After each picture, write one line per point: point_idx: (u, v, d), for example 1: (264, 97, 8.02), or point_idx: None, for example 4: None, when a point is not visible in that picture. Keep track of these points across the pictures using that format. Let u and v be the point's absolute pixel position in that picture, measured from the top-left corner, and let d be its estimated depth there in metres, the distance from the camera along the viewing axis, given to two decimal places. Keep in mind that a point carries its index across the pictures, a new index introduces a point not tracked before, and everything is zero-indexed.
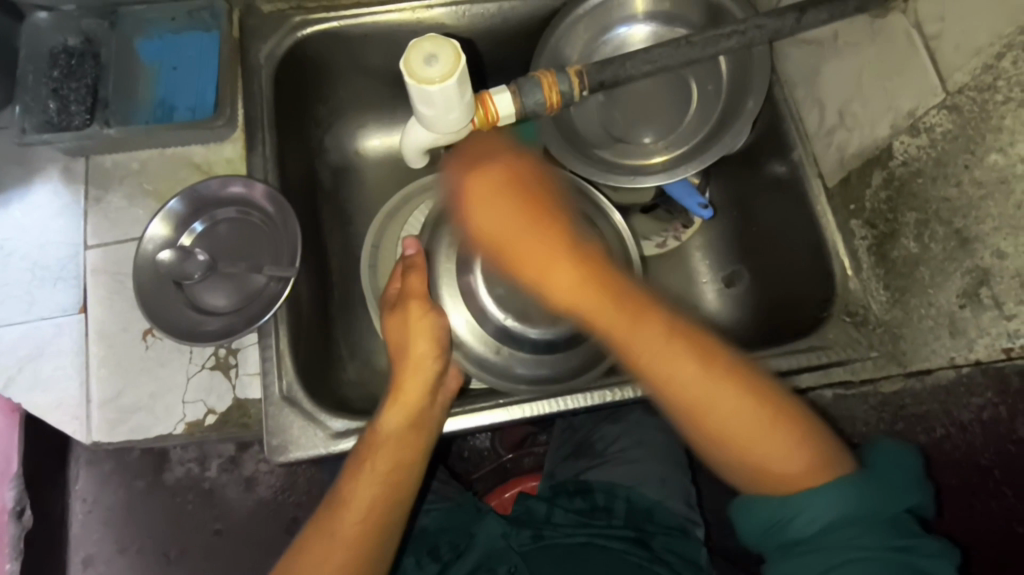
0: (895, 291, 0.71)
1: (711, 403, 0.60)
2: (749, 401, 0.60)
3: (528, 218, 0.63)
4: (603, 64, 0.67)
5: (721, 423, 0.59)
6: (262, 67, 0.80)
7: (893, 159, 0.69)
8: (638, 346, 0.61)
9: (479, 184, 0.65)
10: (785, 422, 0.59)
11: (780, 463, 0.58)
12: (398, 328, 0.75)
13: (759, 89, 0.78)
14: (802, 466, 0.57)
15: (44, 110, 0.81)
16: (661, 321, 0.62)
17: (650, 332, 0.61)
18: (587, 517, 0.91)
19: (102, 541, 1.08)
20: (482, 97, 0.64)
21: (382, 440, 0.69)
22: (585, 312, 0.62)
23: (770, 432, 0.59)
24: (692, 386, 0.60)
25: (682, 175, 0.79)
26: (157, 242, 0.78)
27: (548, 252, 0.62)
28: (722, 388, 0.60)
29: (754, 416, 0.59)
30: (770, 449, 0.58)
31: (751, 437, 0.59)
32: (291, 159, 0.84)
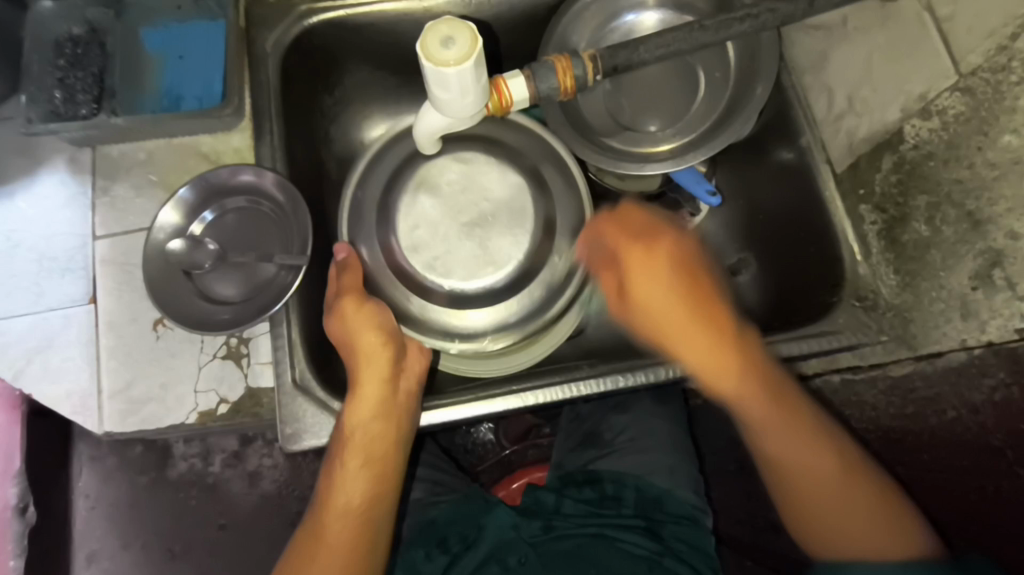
0: (905, 276, 0.72)
1: (798, 476, 0.64)
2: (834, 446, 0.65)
3: (670, 254, 0.65)
4: (616, 49, 0.66)
5: (831, 487, 0.64)
6: (269, 56, 0.80)
7: (903, 143, 0.69)
8: (769, 423, 0.64)
9: (653, 289, 0.64)
10: (866, 489, 0.64)
11: (864, 538, 0.64)
12: (338, 326, 0.72)
13: (768, 75, 0.78)
14: (881, 540, 0.63)
15: (50, 99, 0.80)
16: (805, 428, 0.64)
17: (813, 441, 0.64)
18: (597, 506, 0.92)
19: (107, 537, 1.08)
20: (495, 82, 0.63)
21: (350, 437, 0.69)
22: (729, 398, 0.64)
23: (863, 518, 0.64)
24: (804, 453, 0.64)
25: (692, 162, 0.78)
26: (167, 230, 0.77)
27: (664, 298, 0.64)
28: (814, 452, 0.64)
29: (859, 503, 0.64)
30: (858, 512, 0.64)
31: (827, 508, 0.64)
32: (298, 149, 0.84)
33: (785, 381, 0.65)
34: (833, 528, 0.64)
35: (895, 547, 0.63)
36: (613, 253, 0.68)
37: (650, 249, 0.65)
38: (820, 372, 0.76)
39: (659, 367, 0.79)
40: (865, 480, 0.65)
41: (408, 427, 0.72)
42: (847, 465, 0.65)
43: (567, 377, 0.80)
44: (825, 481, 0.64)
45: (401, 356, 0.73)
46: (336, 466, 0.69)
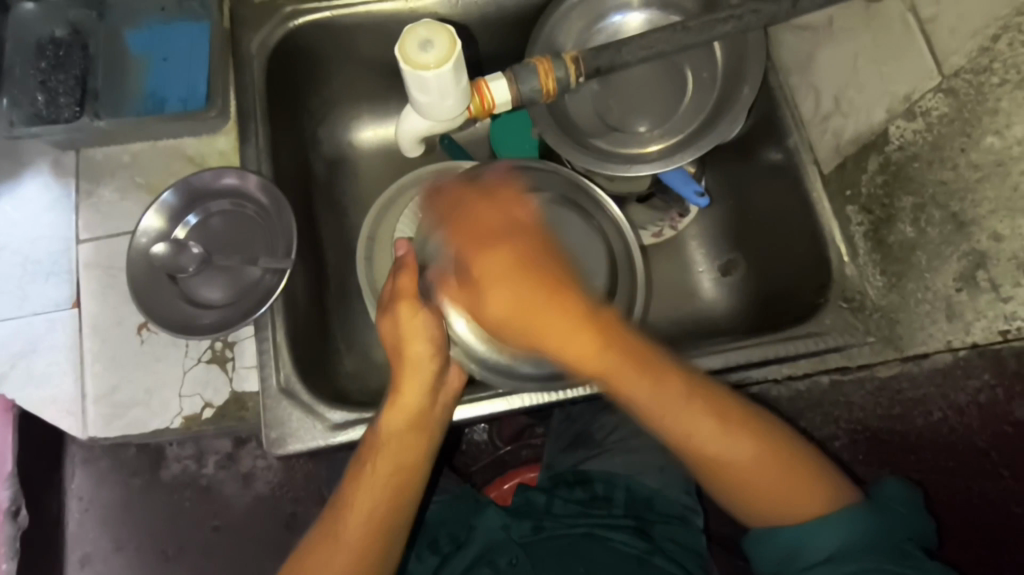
0: (891, 277, 0.72)
1: (713, 447, 0.61)
2: (731, 418, 0.61)
3: (501, 255, 0.59)
4: (599, 50, 0.66)
5: (718, 450, 0.61)
6: (254, 58, 0.80)
7: (889, 144, 0.69)
8: (661, 406, 0.60)
9: (489, 262, 0.60)
10: (788, 455, 0.62)
11: (782, 500, 0.61)
12: (391, 330, 0.70)
13: (755, 75, 0.78)
14: (788, 474, 0.61)
15: (32, 102, 0.79)
16: (692, 388, 0.61)
17: (671, 387, 0.60)
18: (587, 506, 0.92)
19: (99, 539, 1.08)
20: (478, 84, 0.63)
21: (382, 444, 0.68)
22: (552, 342, 0.59)
23: (777, 470, 0.61)
24: (682, 415, 0.60)
25: (680, 163, 0.78)
26: (151, 234, 0.77)
27: (513, 283, 0.58)
28: (726, 437, 0.61)
29: (779, 475, 0.60)
30: (765, 480, 0.61)
31: (740, 468, 0.61)
32: (284, 151, 0.84)
33: (641, 349, 0.60)
34: (760, 494, 0.61)
35: (817, 503, 0.60)
36: (461, 211, 0.65)
37: (476, 226, 0.62)
38: (807, 373, 0.77)
39: None
40: (768, 433, 0.62)
41: (438, 442, 0.72)
42: (756, 433, 0.62)
43: None
44: (716, 447, 0.61)
45: (444, 371, 0.72)
46: (361, 471, 0.68)
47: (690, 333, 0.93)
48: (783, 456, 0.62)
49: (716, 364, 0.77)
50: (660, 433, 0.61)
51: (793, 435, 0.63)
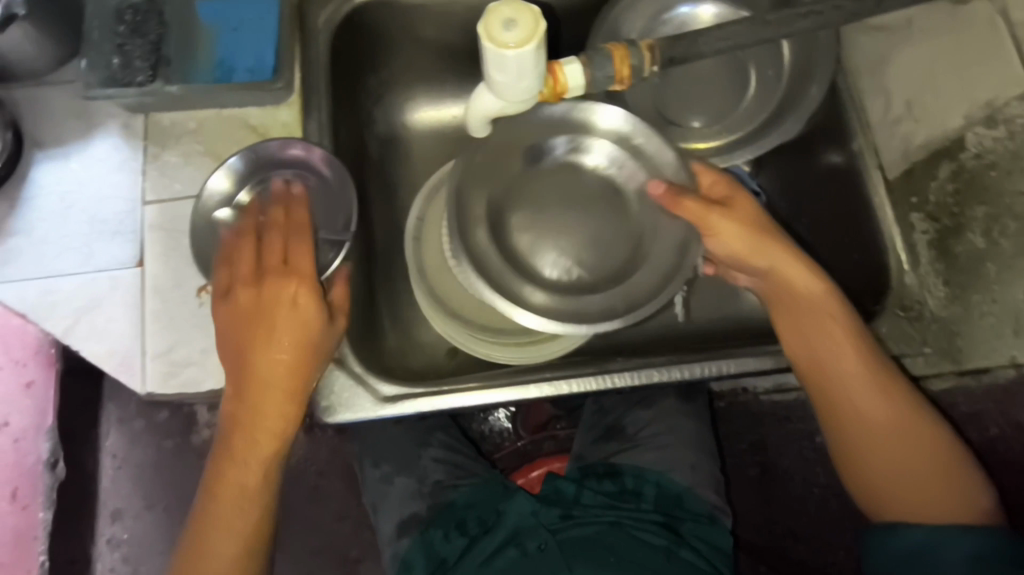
0: (955, 288, 0.71)
1: (862, 427, 0.69)
2: (907, 430, 0.69)
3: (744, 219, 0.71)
4: (675, 40, 0.62)
5: (883, 460, 0.69)
6: (321, 33, 0.82)
7: (965, 151, 0.70)
8: (843, 382, 0.70)
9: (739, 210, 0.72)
10: (948, 470, 0.68)
11: (924, 498, 0.68)
12: (270, 299, 0.68)
13: (824, 75, 0.78)
14: (945, 501, 0.68)
15: (108, 64, 0.78)
16: (864, 368, 0.69)
17: (871, 384, 0.69)
18: (617, 499, 0.93)
19: (130, 497, 1.15)
20: (551, 66, 0.60)
21: (235, 430, 0.68)
22: (792, 297, 0.72)
23: (943, 494, 0.68)
24: (857, 415, 0.69)
25: (741, 159, 0.80)
26: (217, 196, 0.77)
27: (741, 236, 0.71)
28: (902, 444, 0.69)
29: (920, 479, 0.68)
30: (918, 478, 0.68)
31: (886, 455, 0.69)
32: (343, 125, 0.86)
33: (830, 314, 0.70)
34: (890, 489, 0.69)
35: (945, 509, 0.67)
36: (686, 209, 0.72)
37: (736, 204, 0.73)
38: None
39: (693, 365, 0.80)
40: (920, 423, 0.69)
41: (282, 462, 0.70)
42: (934, 456, 0.69)
43: (600, 368, 0.81)
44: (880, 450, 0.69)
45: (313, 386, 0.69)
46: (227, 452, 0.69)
47: (728, 333, 0.93)
48: (926, 453, 0.69)
49: (765, 364, 0.79)
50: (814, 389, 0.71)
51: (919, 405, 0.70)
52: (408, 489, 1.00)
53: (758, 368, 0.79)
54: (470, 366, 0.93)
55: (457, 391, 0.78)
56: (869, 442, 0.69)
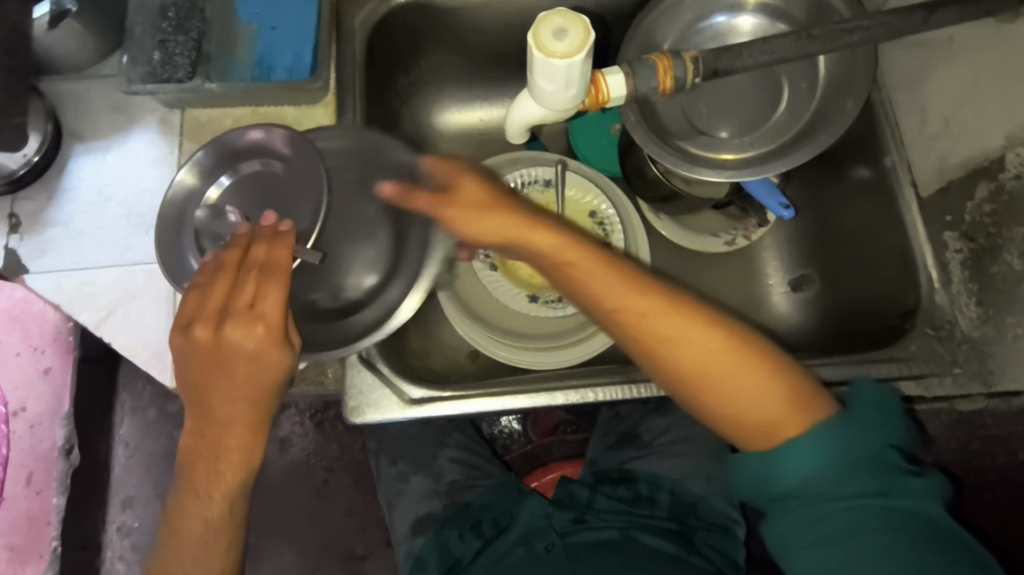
0: (988, 308, 0.71)
1: (686, 349, 0.63)
2: (681, 333, 0.63)
3: (500, 217, 0.65)
4: (720, 52, 0.62)
5: (733, 389, 0.62)
6: (358, 33, 0.83)
7: (1004, 171, 0.69)
8: (651, 314, 0.64)
9: (497, 221, 0.64)
10: (757, 370, 0.62)
11: (780, 414, 0.61)
12: (184, 353, 0.63)
13: (861, 90, 0.77)
14: (779, 408, 0.61)
15: (148, 60, 0.78)
16: (624, 285, 0.65)
17: (641, 296, 0.65)
18: (630, 505, 0.93)
19: (141, 486, 1.22)
20: (595, 76, 0.61)
21: (201, 450, 0.66)
22: (577, 266, 0.66)
23: (768, 401, 0.61)
24: (680, 337, 0.63)
25: (773, 172, 0.78)
26: (181, 190, 0.72)
27: (497, 225, 0.65)
28: (704, 355, 0.62)
29: (771, 402, 0.61)
30: (768, 393, 0.61)
31: (710, 375, 0.62)
32: (375, 126, 0.87)
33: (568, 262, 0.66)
34: (771, 421, 0.61)
35: (798, 420, 0.60)
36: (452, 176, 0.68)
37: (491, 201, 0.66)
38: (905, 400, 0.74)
39: None
40: (708, 329, 0.63)
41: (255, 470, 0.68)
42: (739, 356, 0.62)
43: (627, 378, 0.82)
44: (704, 372, 0.62)
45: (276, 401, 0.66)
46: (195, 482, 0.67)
47: None
48: (724, 354, 0.62)
49: None
50: (625, 339, 0.66)
51: (698, 309, 0.64)
52: (424, 488, 1.01)
53: None
54: (493, 367, 0.94)
55: (486, 395, 0.79)
56: (713, 371, 0.62)
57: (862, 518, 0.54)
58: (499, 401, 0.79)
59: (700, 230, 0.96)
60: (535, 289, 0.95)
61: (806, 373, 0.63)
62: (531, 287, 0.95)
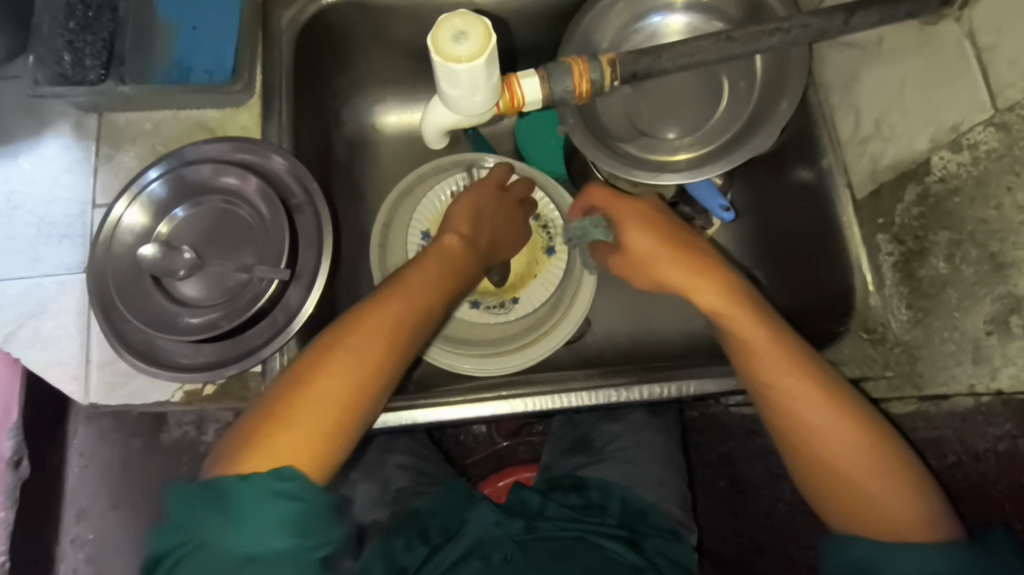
0: (917, 312, 0.70)
1: (829, 439, 0.65)
2: (857, 438, 0.65)
3: (677, 271, 0.72)
4: (638, 54, 0.61)
5: (842, 477, 0.65)
6: (285, 34, 0.79)
7: (930, 175, 0.67)
8: (788, 400, 0.67)
9: (641, 242, 0.75)
10: (896, 477, 0.64)
11: (885, 514, 0.64)
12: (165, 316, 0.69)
13: (795, 90, 0.76)
14: (906, 518, 0.63)
15: (58, 61, 0.75)
16: (797, 373, 0.67)
17: (810, 387, 0.66)
18: (581, 512, 0.92)
19: (97, 498, 1.07)
20: (508, 80, 0.58)
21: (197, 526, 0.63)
22: (724, 314, 0.69)
23: (896, 502, 0.63)
24: (820, 426, 0.65)
25: (708, 175, 0.78)
26: (135, 231, 0.72)
27: (668, 269, 0.73)
28: (860, 455, 0.65)
29: (892, 508, 0.63)
30: (882, 496, 0.64)
31: (846, 473, 0.65)
32: (307, 128, 0.84)
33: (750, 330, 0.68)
34: (862, 514, 0.64)
35: (904, 529, 0.63)
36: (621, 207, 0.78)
37: (658, 233, 0.75)
38: None
39: (653, 386, 0.79)
40: (865, 434, 0.65)
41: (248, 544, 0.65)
42: (887, 466, 0.64)
43: (560, 387, 0.80)
44: (834, 463, 0.65)
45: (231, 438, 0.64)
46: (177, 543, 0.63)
47: (697, 344, 0.95)
48: (880, 463, 0.64)
49: (728, 385, 0.78)
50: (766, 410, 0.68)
51: (875, 417, 0.66)
52: (369, 497, 0.98)
53: (719, 389, 0.78)
54: (435, 375, 0.92)
55: (415, 406, 0.78)
56: (839, 462, 0.65)
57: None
58: (427, 412, 0.78)
59: None
60: (479, 294, 0.91)
61: (934, 485, 0.64)
62: (473, 291, 0.91)
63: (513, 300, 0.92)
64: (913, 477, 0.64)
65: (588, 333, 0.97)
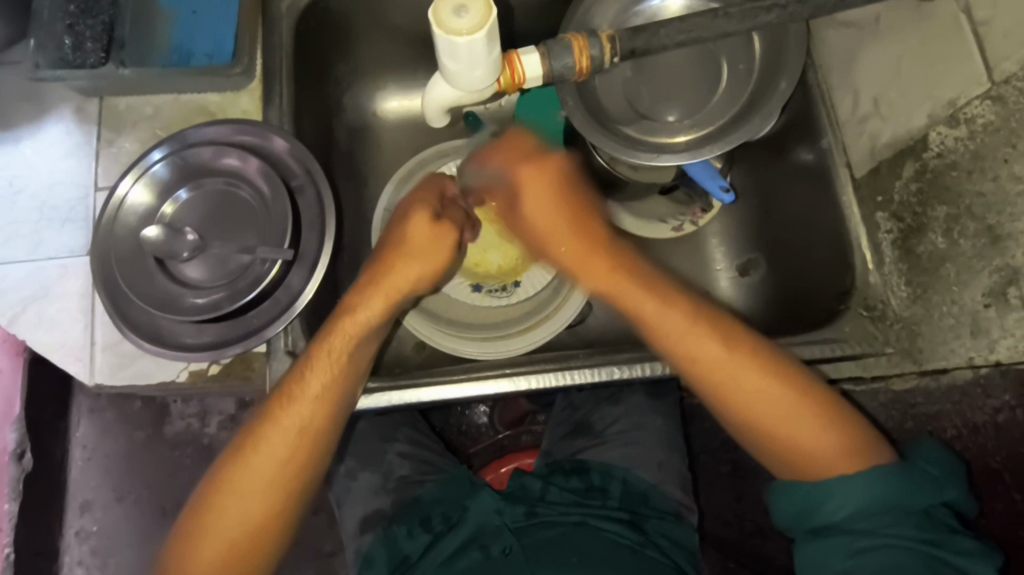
0: (916, 287, 0.71)
1: (747, 392, 0.67)
2: (769, 383, 0.67)
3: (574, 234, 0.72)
4: (635, 30, 0.61)
5: (766, 426, 0.67)
6: (284, 18, 0.80)
7: (927, 151, 0.68)
8: (701, 357, 0.68)
9: (516, 187, 0.71)
10: (812, 414, 0.66)
11: (817, 457, 0.65)
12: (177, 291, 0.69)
13: (793, 70, 0.77)
14: (833, 449, 0.65)
15: (59, 46, 0.75)
16: (708, 334, 0.69)
17: (713, 344, 0.69)
18: (582, 496, 0.92)
19: (101, 488, 1.09)
20: (508, 56, 0.60)
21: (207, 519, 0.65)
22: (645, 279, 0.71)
23: (824, 440, 0.65)
24: (735, 383, 0.67)
25: (707, 156, 0.78)
26: (139, 211, 0.73)
27: (546, 216, 0.72)
28: (775, 401, 0.67)
29: (817, 448, 0.65)
30: (809, 437, 0.66)
31: (769, 423, 0.67)
32: (307, 113, 0.84)
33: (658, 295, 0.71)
34: (800, 461, 0.66)
35: (843, 466, 0.64)
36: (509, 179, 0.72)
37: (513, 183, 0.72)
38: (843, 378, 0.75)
39: (655, 363, 0.80)
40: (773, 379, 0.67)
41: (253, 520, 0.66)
42: (800, 407, 0.66)
43: (563, 364, 0.82)
44: (754, 414, 0.67)
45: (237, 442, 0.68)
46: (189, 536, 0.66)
47: None
48: (793, 407, 0.67)
49: None
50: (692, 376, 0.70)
51: (778, 362, 0.69)
52: (372, 483, 0.98)
53: None
54: (439, 357, 0.93)
55: (418, 385, 0.79)
56: (761, 414, 0.67)
57: (884, 558, 0.58)
58: (431, 391, 0.79)
59: (647, 216, 0.95)
60: (480, 278, 0.92)
61: (852, 417, 0.67)
62: (474, 276, 0.93)
63: (515, 284, 0.93)
64: (828, 413, 0.67)
65: (589, 318, 0.97)
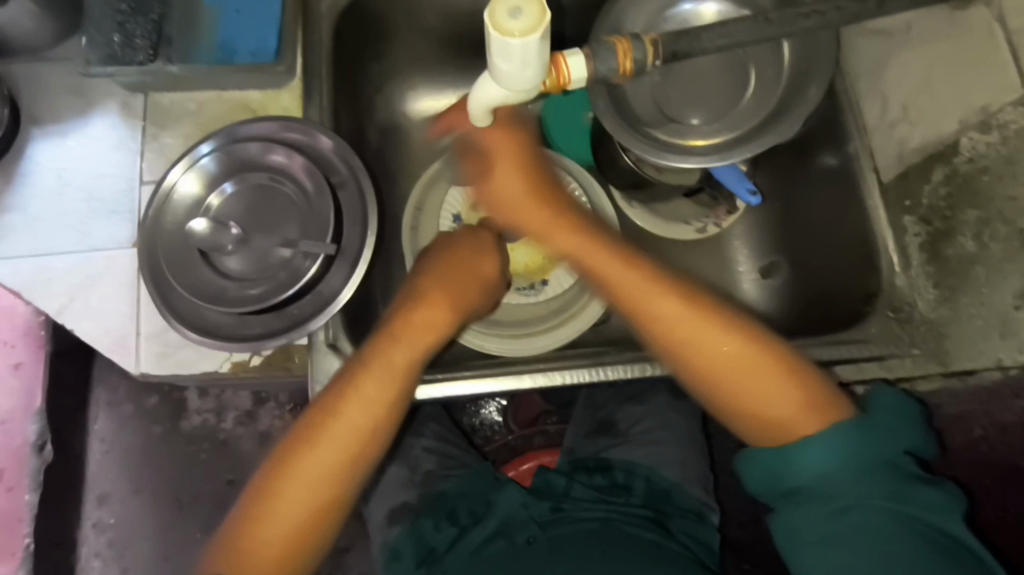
0: (944, 290, 0.73)
1: (704, 348, 0.68)
2: (714, 340, 0.67)
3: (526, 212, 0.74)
4: (678, 35, 0.63)
5: (732, 387, 0.67)
6: (325, 19, 0.82)
7: (958, 156, 0.70)
8: (655, 316, 0.69)
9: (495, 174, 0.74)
10: (775, 373, 0.66)
11: (780, 415, 0.65)
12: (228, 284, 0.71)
13: (823, 76, 0.78)
14: (792, 403, 0.65)
15: (108, 42, 0.78)
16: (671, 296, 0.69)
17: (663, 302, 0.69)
18: (606, 493, 0.92)
19: (118, 481, 1.11)
20: (555, 58, 0.61)
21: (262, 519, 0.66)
22: (595, 262, 0.72)
23: (787, 399, 0.65)
24: (693, 340, 0.68)
25: (736, 157, 0.78)
26: (187, 201, 0.75)
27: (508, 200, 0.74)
28: (736, 358, 0.67)
29: (781, 408, 0.65)
30: (772, 398, 0.65)
31: (733, 382, 0.67)
32: (345, 111, 0.86)
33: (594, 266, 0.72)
34: (764, 421, 0.65)
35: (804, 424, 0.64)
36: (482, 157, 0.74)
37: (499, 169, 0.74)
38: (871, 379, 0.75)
39: None
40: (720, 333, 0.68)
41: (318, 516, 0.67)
42: (747, 364, 0.67)
43: (594, 361, 0.83)
44: (716, 370, 0.67)
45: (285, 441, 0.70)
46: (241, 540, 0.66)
47: None
48: (747, 364, 0.67)
49: None
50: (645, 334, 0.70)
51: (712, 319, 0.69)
52: (400, 477, 1.00)
53: None
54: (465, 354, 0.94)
55: (450, 379, 0.81)
56: (724, 372, 0.67)
57: (859, 516, 0.58)
58: (465, 385, 0.81)
59: (672, 217, 0.97)
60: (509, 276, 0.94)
61: (820, 381, 0.66)
62: None
63: (543, 282, 0.95)
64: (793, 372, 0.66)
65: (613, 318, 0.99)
